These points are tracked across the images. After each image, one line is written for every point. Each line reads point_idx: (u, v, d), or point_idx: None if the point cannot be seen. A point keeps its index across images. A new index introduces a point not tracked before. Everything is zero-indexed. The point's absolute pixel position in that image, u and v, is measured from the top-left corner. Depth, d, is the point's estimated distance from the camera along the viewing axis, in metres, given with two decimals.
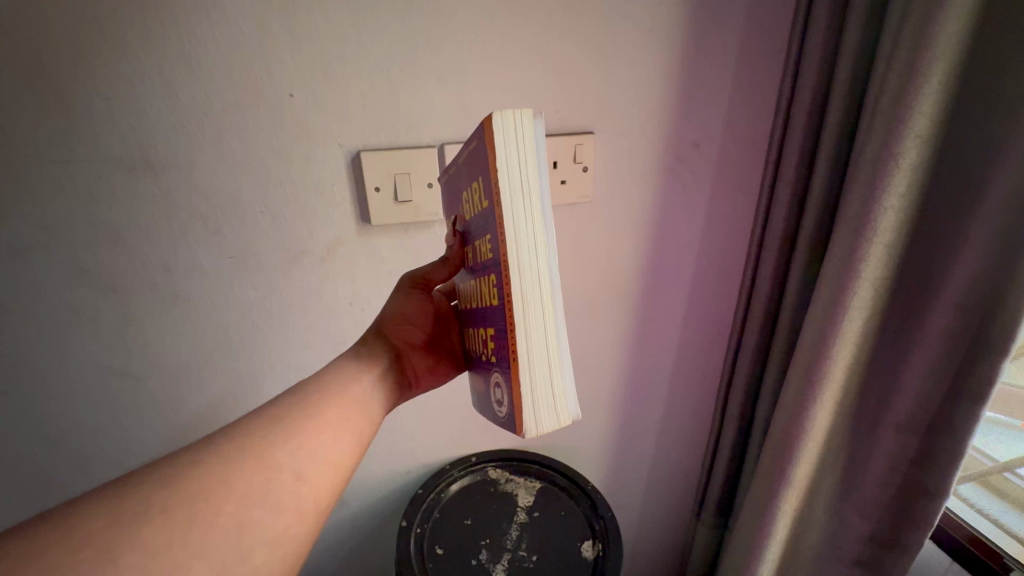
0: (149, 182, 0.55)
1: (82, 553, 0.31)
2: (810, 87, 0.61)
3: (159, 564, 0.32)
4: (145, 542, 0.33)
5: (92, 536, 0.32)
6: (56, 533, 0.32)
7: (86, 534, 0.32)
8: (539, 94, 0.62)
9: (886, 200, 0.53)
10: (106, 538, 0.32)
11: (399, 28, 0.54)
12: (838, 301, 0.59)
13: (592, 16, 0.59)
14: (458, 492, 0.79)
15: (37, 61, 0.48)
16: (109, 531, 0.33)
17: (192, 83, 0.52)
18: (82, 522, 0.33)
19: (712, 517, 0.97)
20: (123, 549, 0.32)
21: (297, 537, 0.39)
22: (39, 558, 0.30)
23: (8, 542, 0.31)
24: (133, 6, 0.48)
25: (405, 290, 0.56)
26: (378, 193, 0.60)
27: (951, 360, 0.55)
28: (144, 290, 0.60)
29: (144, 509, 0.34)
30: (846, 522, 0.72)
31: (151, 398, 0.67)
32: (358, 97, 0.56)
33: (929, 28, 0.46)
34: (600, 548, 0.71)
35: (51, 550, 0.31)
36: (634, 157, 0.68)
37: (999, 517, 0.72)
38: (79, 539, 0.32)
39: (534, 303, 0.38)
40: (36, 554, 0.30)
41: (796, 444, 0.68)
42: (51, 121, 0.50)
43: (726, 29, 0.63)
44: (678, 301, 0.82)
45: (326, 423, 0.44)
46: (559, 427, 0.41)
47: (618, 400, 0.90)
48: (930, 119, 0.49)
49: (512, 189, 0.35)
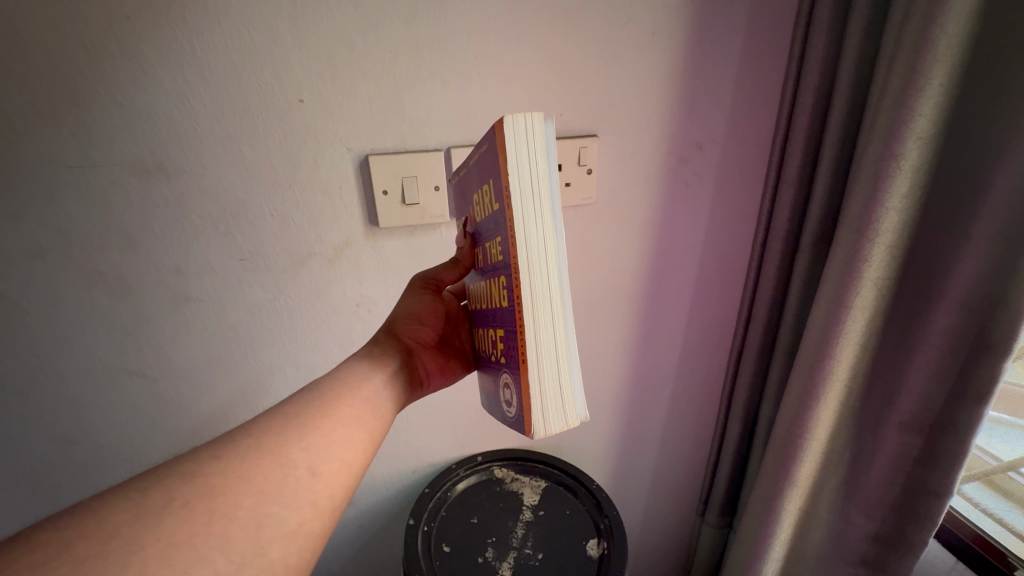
0: (161, 185, 0.56)
1: (109, 544, 0.32)
2: (812, 89, 0.61)
3: (182, 556, 0.33)
4: (168, 535, 0.34)
5: (118, 529, 0.33)
6: (84, 526, 0.33)
7: (113, 527, 0.33)
8: (544, 97, 0.63)
9: (888, 201, 0.54)
10: (131, 532, 0.33)
11: (406, 33, 0.55)
12: (841, 301, 0.60)
13: (596, 21, 0.60)
14: (464, 491, 0.80)
15: (53, 67, 0.49)
16: (134, 524, 0.33)
17: (203, 89, 0.53)
18: (108, 515, 0.33)
19: (717, 517, 0.97)
20: (148, 542, 0.33)
21: (313, 532, 0.39)
22: (68, 550, 0.31)
23: (34, 535, 0.32)
24: (147, 14, 0.49)
25: (416, 290, 0.57)
26: (386, 197, 0.61)
27: (953, 360, 0.56)
28: (156, 292, 0.61)
29: (166, 503, 0.35)
30: (851, 521, 0.72)
31: (163, 398, 0.68)
32: (366, 102, 0.57)
33: (929, 31, 0.47)
34: (605, 547, 0.71)
35: (79, 541, 0.32)
36: (638, 160, 0.69)
37: (1004, 516, 0.72)
38: (106, 531, 0.33)
39: (543, 304, 0.39)
40: (65, 547, 0.31)
41: (799, 444, 0.69)
42: (67, 127, 0.51)
43: (728, 33, 0.64)
44: (682, 302, 0.83)
45: (338, 421, 0.44)
46: (567, 426, 0.42)
47: (622, 401, 0.90)
48: (931, 121, 0.50)
49: (522, 191, 0.36)
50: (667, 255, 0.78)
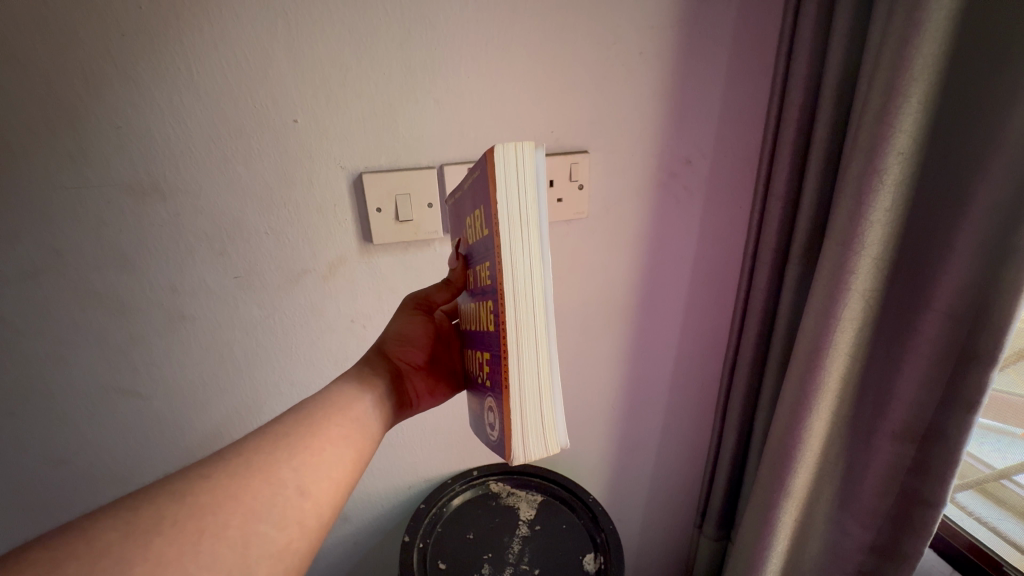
0: (157, 205, 0.56)
1: (99, 563, 0.32)
2: (797, 105, 0.63)
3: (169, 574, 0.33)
4: (157, 554, 0.33)
5: (107, 549, 0.33)
6: (74, 546, 0.32)
7: (103, 546, 0.33)
8: (535, 113, 0.64)
9: (872, 215, 0.55)
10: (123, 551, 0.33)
11: (398, 55, 0.56)
12: (830, 313, 0.61)
13: (584, 41, 0.61)
14: (460, 506, 0.80)
15: (50, 91, 0.49)
16: (123, 543, 0.33)
17: (199, 111, 0.53)
18: (98, 535, 0.33)
19: (714, 529, 0.97)
20: (137, 561, 0.33)
21: (299, 552, 0.39)
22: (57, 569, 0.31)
23: (28, 553, 0.31)
24: (144, 39, 0.50)
25: (407, 312, 0.58)
26: (380, 214, 0.62)
27: (942, 370, 0.57)
28: (151, 310, 0.61)
29: (158, 520, 0.35)
30: (846, 531, 0.73)
31: (157, 416, 0.68)
32: (359, 122, 0.58)
33: (906, 50, 0.48)
34: (602, 561, 0.71)
35: (68, 561, 0.31)
36: (629, 175, 0.70)
37: (998, 524, 0.73)
38: (97, 550, 0.32)
39: (527, 331, 0.40)
40: (53, 566, 0.31)
41: (793, 455, 0.69)
42: (63, 149, 0.52)
43: (714, 50, 0.66)
44: (675, 315, 0.83)
45: (328, 440, 0.44)
46: (547, 453, 0.42)
47: (618, 413, 0.90)
48: (912, 138, 0.51)
49: (511, 219, 0.37)
50: (659, 268, 0.79)
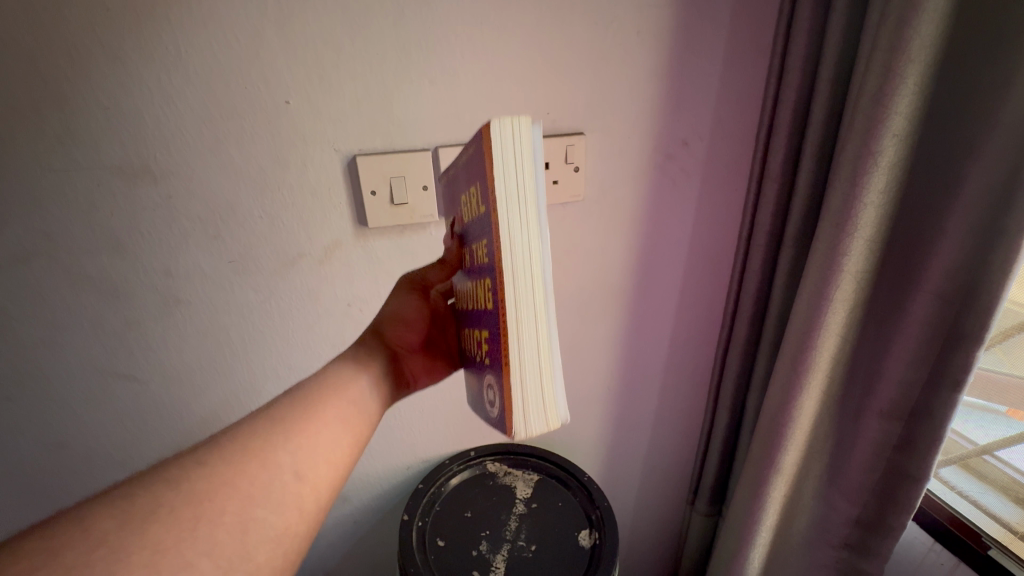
0: (148, 189, 0.56)
1: (97, 551, 0.32)
2: (795, 86, 0.63)
3: (169, 563, 0.34)
4: (155, 541, 0.34)
5: (106, 538, 0.33)
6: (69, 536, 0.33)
7: (100, 535, 0.33)
8: (531, 96, 0.63)
9: (866, 196, 0.55)
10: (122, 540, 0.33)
11: (393, 35, 0.55)
12: (822, 295, 0.62)
13: (582, 20, 0.60)
14: (458, 486, 0.81)
15: (32, 70, 0.48)
16: (121, 532, 0.34)
17: (189, 92, 0.52)
18: (93, 524, 0.34)
19: (706, 504, 1.00)
20: (135, 549, 0.33)
21: (299, 535, 0.40)
22: (55, 559, 0.31)
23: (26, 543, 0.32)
24: (129, 17, 0.48)
25: (403, 291, 0.59)
26: (374, 197, 0.61)
27: (930, 349, 0.58)
28: (146, 294, 0.61)
29: (155, 508, 0.36)
30: (833, 505, 0.75)
31: (155, 400, 0.68)
32: (353, 103, 0.57)
33: (905, 31, 0.48)
34: (597, 537, 0.73)
35: (64, 550, 0.32)
36: (625, 157, 0.70)
37: (979, 498, 0.77)
38: (96, 539, 0.33)
39: (526, 304, 0.40)
40: (50, 557, 0.31)
41: (784, 433, 0.71)
42: (50, 131, 0.51)
43: (713, 30, 0.65)
44: (670, 297, 0.84)
45: (324, 423, 0.45)
46: (548, 428, 0.43)
47: (613, 394, 0.91)
48: (907, 120, 0.51)
49: (508, 194, 0.37)
50: (655, 251, 0.79)
